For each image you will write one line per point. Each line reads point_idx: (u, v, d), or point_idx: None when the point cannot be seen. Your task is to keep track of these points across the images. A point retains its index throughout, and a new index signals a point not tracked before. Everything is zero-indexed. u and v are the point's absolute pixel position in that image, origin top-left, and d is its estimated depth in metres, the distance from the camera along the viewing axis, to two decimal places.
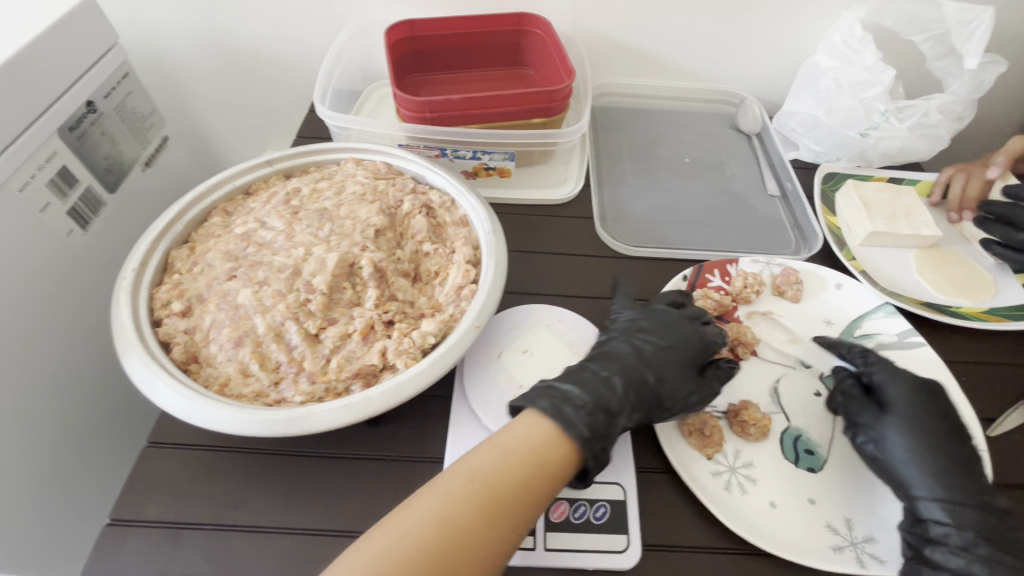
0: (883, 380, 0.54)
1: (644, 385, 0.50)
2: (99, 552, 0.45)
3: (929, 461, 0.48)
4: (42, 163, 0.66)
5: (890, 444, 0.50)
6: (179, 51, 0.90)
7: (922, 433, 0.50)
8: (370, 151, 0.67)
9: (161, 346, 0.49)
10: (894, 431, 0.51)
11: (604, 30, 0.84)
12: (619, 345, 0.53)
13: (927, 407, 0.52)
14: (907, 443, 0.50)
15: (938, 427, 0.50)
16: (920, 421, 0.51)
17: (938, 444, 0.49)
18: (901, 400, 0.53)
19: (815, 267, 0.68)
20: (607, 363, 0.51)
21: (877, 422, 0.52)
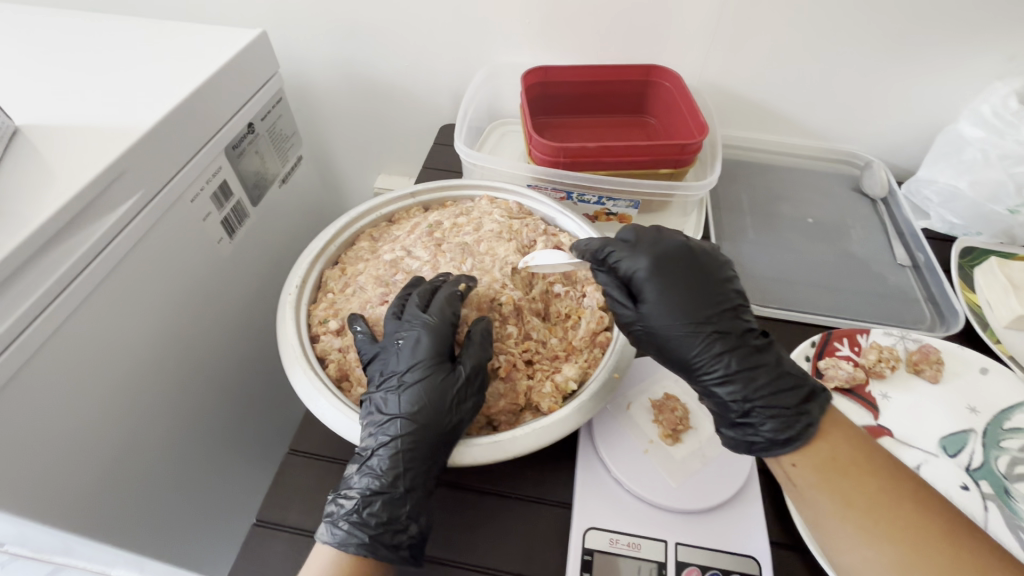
0: (644, 284, 0.50)
1: (432, 406, 0.47)
2: (247, 551, 0.49)
3: (695, 352, 0.49)
4: (210, 177, 0.74)
5: (653, 333, 0.50)
6: (323, 81, 0.98)
7: (677, 327, 0.49)
8: (504, 190, 0.70)
9: (318, 361, 0.53)
10: (655, 317, 0.50)
11: (731, 85, 0.85)
12: (417, 349, 0.50)
13: (671, 298, 0.49)
14: (673, 340, 0.49)
15: (682, 323, 0.49)
16: (671, 314, 0.49)
17: (700, 354, 0.49)
18: (645, 285, 0.50)
19: (956, 347, 0.64)
20: (404, 378, 0.49)
21: (640, 321, 0.51)
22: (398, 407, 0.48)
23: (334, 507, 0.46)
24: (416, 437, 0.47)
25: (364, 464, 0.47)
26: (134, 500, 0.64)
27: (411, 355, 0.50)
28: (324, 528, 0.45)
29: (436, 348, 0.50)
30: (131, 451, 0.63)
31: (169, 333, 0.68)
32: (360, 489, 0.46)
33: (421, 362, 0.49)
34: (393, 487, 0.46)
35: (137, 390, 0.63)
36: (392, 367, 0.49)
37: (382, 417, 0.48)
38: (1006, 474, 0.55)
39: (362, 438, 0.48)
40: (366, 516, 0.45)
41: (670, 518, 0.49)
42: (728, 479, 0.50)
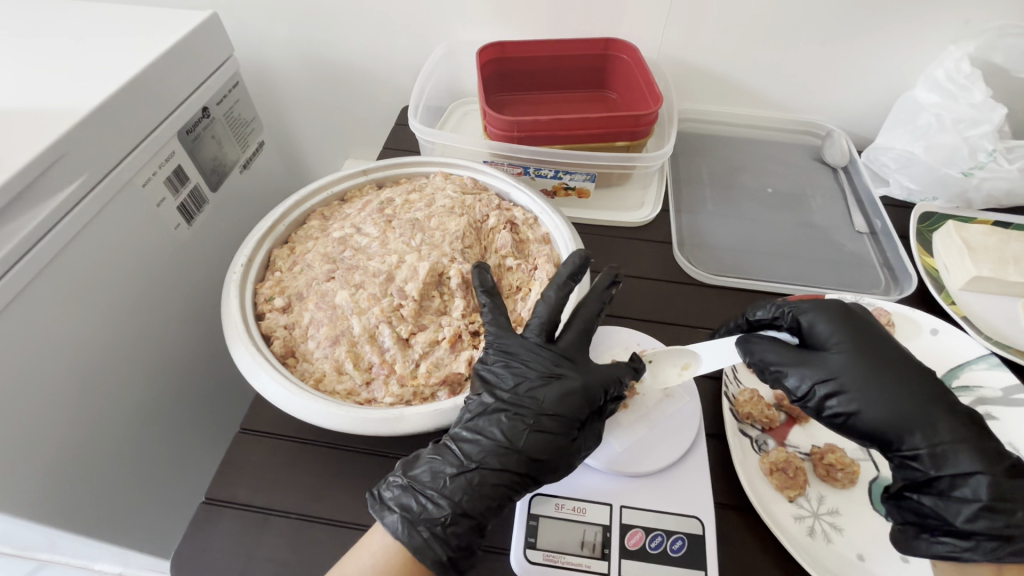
0: (829, 336, 0.51)
1: (559, 452, 0.45)
2: (195, 529, 0.49)
3: (902, 394, 0.46)
4: (162, 162, 0.73)
5: (844, 387, 0.47)
6: (281, 64, 0.97)
7: (876, 377, 0.47)
8: (458, 166, 0.70)
9: (263, 338, 0.53)
10: (844, 368, 0.48)
11: (690, 57, 0.85)
12: (568, 394, 0.47)
13: (860, 346, 0.49)
14: (880, 397, 0.46)
15: (872, 364, 0.48)
16: (848, 360, 0.48)
17: (891, 390, 0.46)
18: (831, 335, 0.51)
19: (908, 309, 0.65)
20: (532, 410, 0.47)
21: (814, 374, 0.48)
22: (520, 443, 0.45)
23: (415, 505, 0.44)
24: (527, 480, 0.45)
25: (462, 476, 0.44)
26: (89, 487, 0.64)
27: (558, 400, 0.47)
28: (398, 521, 0.43)
29: (588, 394, 0.47)
30: (85, 438, 0.63)
31: (122, 320, 0.67)
32: (451, 503, 0.43)
33: (573, 404, 0.47)
34: (484, 516, 0.44)
35: (89, 377, 0.63)
36: (530, 402, 0.47)
37: (502, 444, 0.45)
38: None
39: (468, 451, 0.45)
40: (448, 534, 0.43)
41: (615, 482, 0.49)
42: (673, 442, 0.51)
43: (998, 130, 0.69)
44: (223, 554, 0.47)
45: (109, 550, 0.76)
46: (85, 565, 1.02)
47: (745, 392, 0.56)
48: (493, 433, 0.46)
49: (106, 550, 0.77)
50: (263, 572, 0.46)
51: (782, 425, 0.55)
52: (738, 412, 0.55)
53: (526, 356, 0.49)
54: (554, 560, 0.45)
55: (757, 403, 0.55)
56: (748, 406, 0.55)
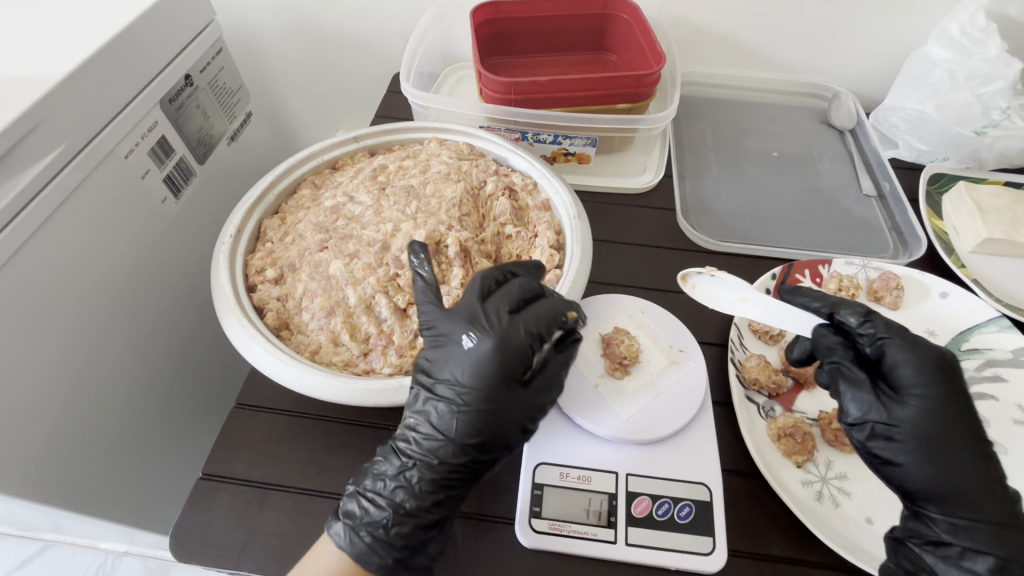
0: (914, 379, 0.43)
1: (491, 433, 0.43)
2: (193, 505, 0.48)
3: (957, 465, 0.41)
4: (145, 132, 0.70)
5: (899, 434, 0.42)
6: (267, 29, 0.92)
7: (943, 439, 0.42)
8: (453, 131, 0.67)
9: (255, 311, 0.51)
10: (910, 420, 0.42)
11: (693, 15, 0.81)
12: (481, 364, 0.43)
13: (945, 404, 0.42)
14: (935, 456, 0.42)
15: (944, 422, 0.42)
16: (920, 411, 0.43)
17: (950, 454, 0.41)
18: (917, 381, 0.43)
19: (917, 273, 0.63)
20: (457, 391, 0.43)
21: (878, 410, 0.43)
22: (451, 430, 0.43)
23: (358, 510, 0.43)
24: (465, 467, 0.43)
25: (402, 475, 0.43)
26: (84, 466, 0.63)
27: (475, 374, 0.43)
28: (342, 529, 0.42)
29: (506, 358, 0.43)
30: (79, 417, 0.61)
31: (109, 296, 0.65)
32: (392, 504, 0.43)
33: (493, 376, 0.43)
34: (426, 512, 0.43)
35: (78, 353, 0.61)
36: (452, 383, 0.43)
37: (432, 433, 0.43)
38: None
39: (406, 449, 0.44)
40: (393, 535, 0.42)
41: (621, 450, 0.48)
42: (679, 408, 0.50)
43: (1011, 86, 0.68)
44: (223, 530, 0.46)
45: (111, 529, 0.76)
46: (90, 544, 1.03)
47: (751, 358, 0.55)
48: (424, 425, 0.44)
49: (108, 529, 0.77)
50: (265, 546, 0.45)
51: (789, 392, 0.54)
52: (745, 378, 0.54)
53: (446, 328, 0.45)
54: (560, 529, 0.45)
55: (765, 368, 0.53)
56: (755, 372, 0.53)
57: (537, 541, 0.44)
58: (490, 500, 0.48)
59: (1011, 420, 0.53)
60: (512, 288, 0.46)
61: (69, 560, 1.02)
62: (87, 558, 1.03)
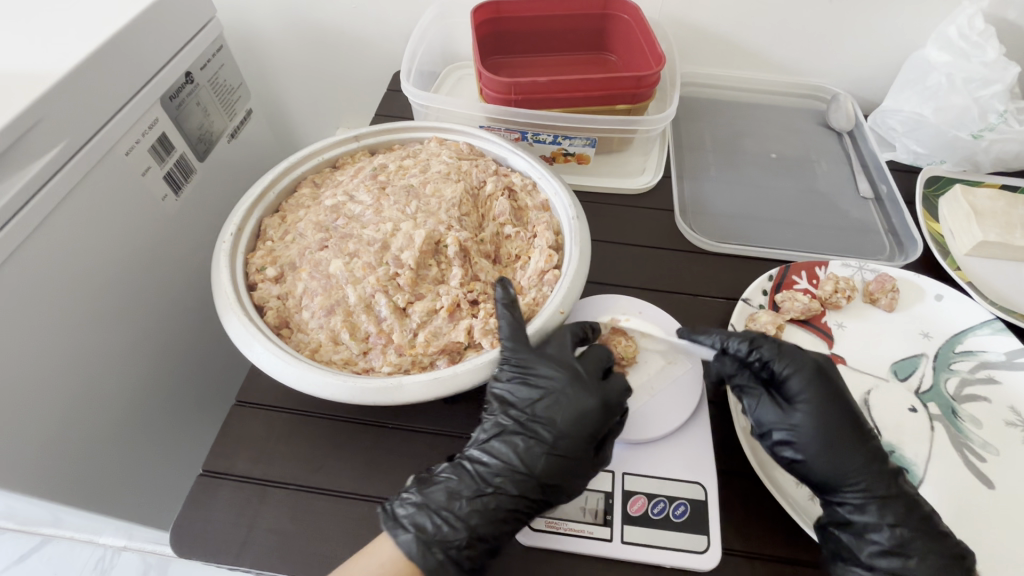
0: (801, 386, 0.47)
1: (573, 479, 0.45)
2: (194, 501, 0.48)
3: (849, 459, 0.45)
4: (146, 129, 0.70)
5: (796, 439, 0.46)
6: (267, 27, 0.92)
7: (837, 436, 0.45)
8: (454, 131, 0.67)
9: (256, 309, 0.51)
10: (804, 425, 0.46)
11: (693, 16, 0.81)
12: (581, 416, 0.46)
13: (829, 404, 0.46)
14: (830, 454, 0.45)
15: (832, 423, 0.45)
16: (811, 416, 0.46)
17: (843, 451, 0.45)
18: (803, 390, 0.47)
19: (912, 275, 0.64)
20: (550, 435, 0.46)
21: (777, 420, 0.47)
22: (536, 468, 0.45)
23: (430, 525, 0.43)
24: (539, 506, 0.45)
25: (478, 497, 0.44)
26: (84, 461, 0.63)
27: (573, 423, 0.46)
28: (412, 541, 0.42)
29: (604, 413, 0.46)
30: (79, 413, 0.62)
31: (109, 293, 0.65)
32: (467, 527, 0.43)
33: (587, 428, 0.45)
34: (496, 539, 0.43)
35: (79, 350, 0.61)
36: (545, 424, 0.46)
37: (518, 466, 0.45)
38: (953, 395, 0.55)
39: (483, 472, 0.45)
40: (461, 558, 0.42)
41: (618, 450, 0.49)
42: (676, 409, 0.50)
43: (1009, 90, 0.68)
44: (223, 526, 0.47)
45: (111, 524, 0.76)
46: (89, 539, 1.03)
47: None
48: (506, 455, 0.46)
49: (107, 524, 0.77)
50: (264, 542, 0.46)
51: None
52: None
53: (542, 369, 0.47)
54: (556, 527, 0.45)
55: None
56: None
57: (533, 538, 0.45)
58: None
59: (1003, 422, 0.53)
60: (596, 351, 0.51)
61: (68, 555, 1.03)
62: (86, 553, 1.03)
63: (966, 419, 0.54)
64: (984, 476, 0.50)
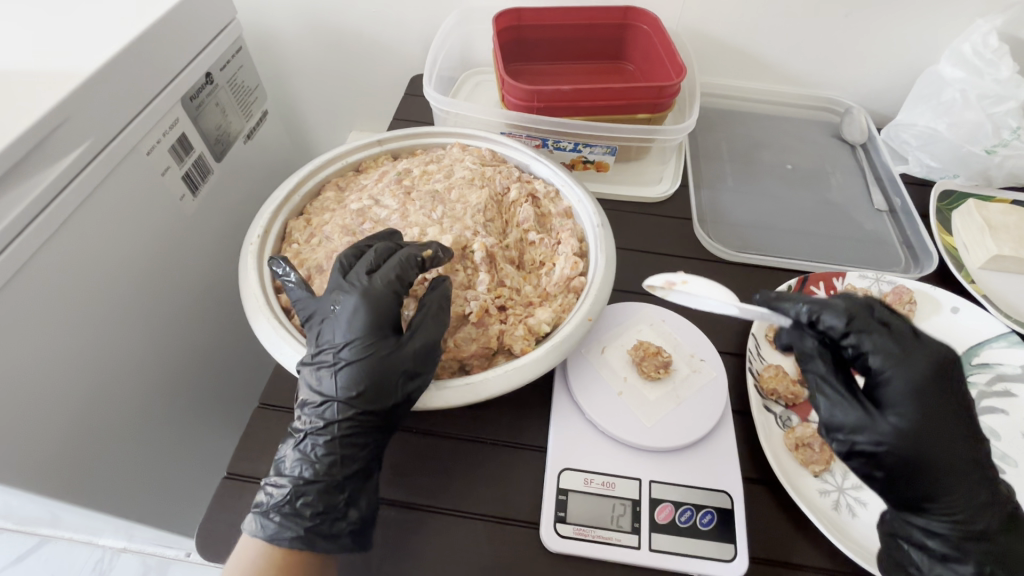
0: (903, 397, 0.41)
1: (376, 382, 0.44)
2: (218, 504, 0.48)
3: (941, 482, 0.40)
4: (166, 129, 0.70)
5: (885, 450, 0.40)
6: (285, 29, 0.93)
7: (932, 452, 0.40)
8: (476, 137, 0.68)
9: (284, 312, 0.51)
10: (892, 436, 0.40)
11: (710, 28, 0.82)
12: (353, 318, 0.45)
13: (931, 420, 0.40)
14: (918, 471, 0.40)
15: (941, 437, 0.40)
16: (917, 433, 0.40)
17: (943, 471, 0.40)
18: (901, 401, 0.41)
19: (929, 288, 0.65)
20: (336, 355, 0.45)
21: (876, 431, 0.40)
22: (337, 391, 0.44)
23: (265, 496, 0.44)
24: (357, 422, 0.45)
25: (298, 449, 0.45)
26: (103, 463, 0.62)
27: (348, 329, 0.45)
28: (252, 517, 0.44)
29: (372, 307, 0.46)
30: (99, 413, 0.61)
31: (129, 292, 0.65)
32: (292, 479, 0.44)
33: (361, 324, 0.45)
34: (331, 477, 0.44)
35: (99, 348, 0.61)
36: (326, 346, 0.45)
37: (318, 399, 0.45)
38: (972, 407, 0.56)
39: (301, 424, 0.45)
40: (300, 507, 0.44)
41: (644, 457, 0.49)
42: (702, 416, 0.50)
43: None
44: None
45: (122, 526, 0.75)
46: (89, 540, 1.02)
47: (769, 368, 0.56)
48: (311, 397, 0.45)
49: (116, 525, 0.76)
50: None
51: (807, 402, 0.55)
52: (763, 388, 0.55)
53: (317, 303, 0.47)
54: (585, 534, 0.45)
55: (782, 378, 0.54)
56: (772, 382, 0.54)
57: (563, 546, 0.45)
58: (514, 503, 0.48)
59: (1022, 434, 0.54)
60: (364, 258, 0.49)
61: (67, 556, 1.02)
62: (85, 554, 1.02)
63: (985, 432, 0.54)
64: None
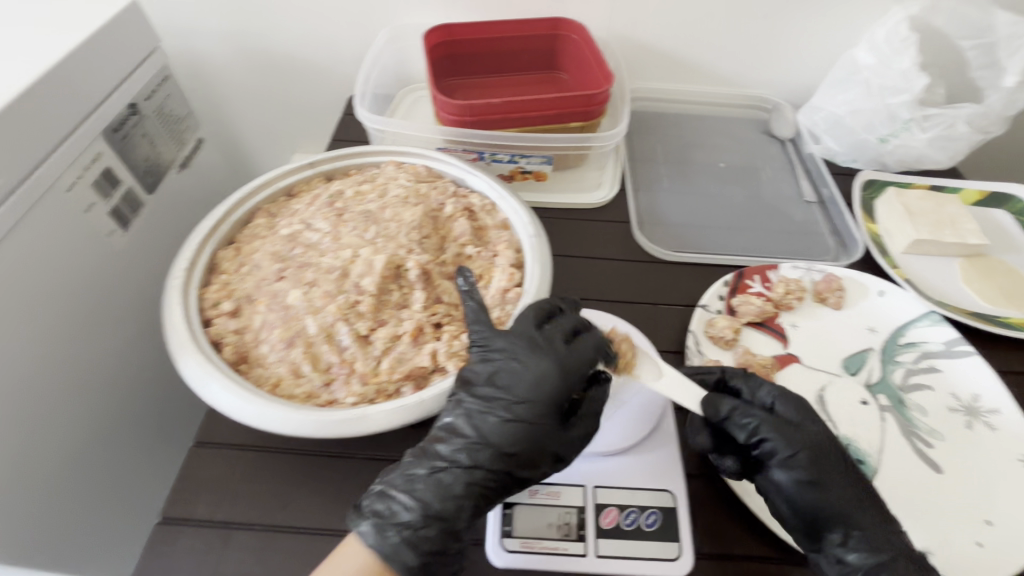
0: (795, 413, 0.48)
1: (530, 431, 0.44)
2: (151, 552, 0.46)
3: (846, 493, 0.45)
4: (87, 164, 0.67)
5: (794, 464, 0.45)
6: (216, 55, 0.91)
7: (829, 461, 0.46)
8: (410, 154, 0.68)
9: (212, 346, 0.49)
10: (800, 451, 0.46)
11: (638, 35, 0.84)
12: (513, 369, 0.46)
13: (821, 437, 0.47)
14: (825, 481, 0.45)
15: (833, 452, 0.46)
16: (817, 450, 0.46)
17: (841, 484, 0.45)
18: (797, 418, 0.48)
19: (857, 274, 0.68)
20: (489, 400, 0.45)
21: (780, 445, 0.46)
22: (489, 437, 0.44)
23: (387, 509, 0.42)
24: (498, 477, 0.44)
25: (434, 475, 0.43)
26: (26, 519, 0.59)
27: (522, 380, 0.46)
28: (370, 527, 0.41)
29: (542, 366, 0.46)
30: (21, 466, 0.58)
31: (53, 336, 0.62)
32: (421, 505, 0.42)
33: (522, 378, 0.46)
34: (456, 518, 0.42)
35: (21, 397, 0.58)
36: (500, 392, 0.45)
37: (457, 437, 0.44)
38: (900, 386, 0.58)
39: (441, 449, 0.44)
40: (418, 537, 0.41)
41: (588, 463, 0.49)
42: (642, 417, 0.51)
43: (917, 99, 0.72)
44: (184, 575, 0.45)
45: None
46: None
47: (708, 364, 0.57)
48: (466, 429, 0.45)
49: None
50: None
51: None
52: None
53: (496, 346, 0.47)
54: (531, 546, 0.45)
55: None
56: None
57: (509, 560, 0.44)
58: None
59: (947, 408, 0.57)
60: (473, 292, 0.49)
61: None
62: None
63: (913, 409, 0.57)
64: (934, 462, 0.53)
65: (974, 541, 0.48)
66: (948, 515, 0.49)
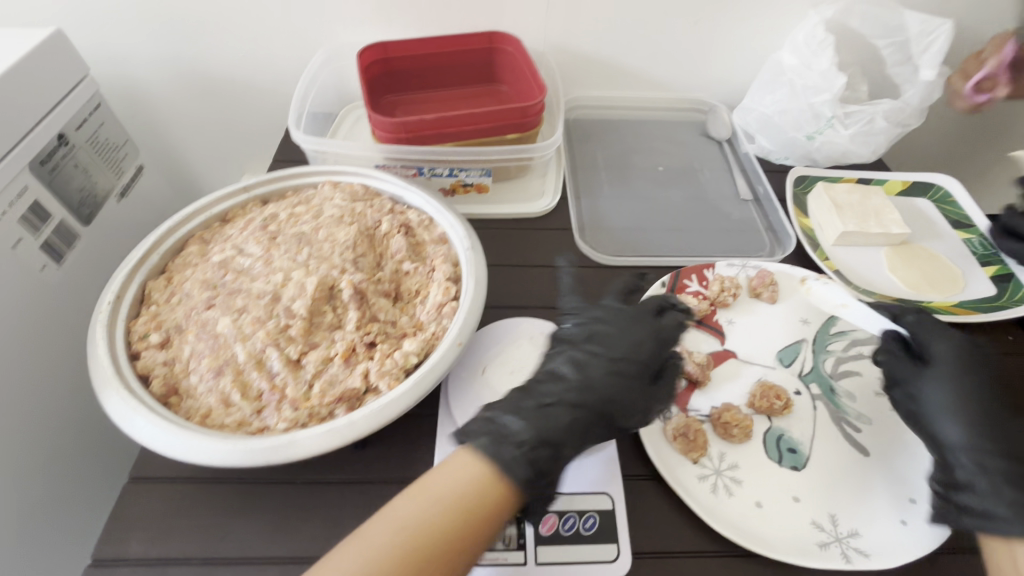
0: (943, 355, 0.55)
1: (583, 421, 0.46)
2: None
3: (974, 423, 0.50)
4: (14, 198, 0.65)
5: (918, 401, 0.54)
6: (153, 80, 0.90)
7: (971, 395, 0.52)
8: (346, 174, 0.68)
9: (140, 380, 0.48)
10: (932, 390, 0.53)
11: (574, 45, 0.86)
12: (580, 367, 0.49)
13: (966, 377, 0.53)
14: (967, 415, 0.51)
15: (980, 391, 0.52)
16: (957, 386, 0.53)
17: (985, 415, 0.51)
18: (940, 358, 0.55)
19: (789, 268, 0.70)
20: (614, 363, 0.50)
21: (923, 383, 0.54)
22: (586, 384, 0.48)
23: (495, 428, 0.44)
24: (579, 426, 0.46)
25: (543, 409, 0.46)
26: None
27: (625, 346, 0.51)
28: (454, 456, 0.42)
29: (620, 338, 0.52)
30: None
31: None
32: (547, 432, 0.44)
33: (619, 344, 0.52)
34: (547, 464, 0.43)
35: None
36: (600, 350, 0.51)
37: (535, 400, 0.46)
38: (831, 374, 0.61)
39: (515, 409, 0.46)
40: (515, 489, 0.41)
41: None
42: None
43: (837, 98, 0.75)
44: None
45: None
46: None
47: None
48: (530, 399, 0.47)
49: None
50: None
51: (684, 391, 0.58)
52: None
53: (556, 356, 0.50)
54: None
55: None
56: None
57: None
58: None
59: (875, 393, 0.59)
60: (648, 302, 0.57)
61: None
62: None
63: (843, 395, 0.59)
64: (860, 445, 0.55)
65: (898, 520, 0.50)
66: (874, 496, 0.52)
